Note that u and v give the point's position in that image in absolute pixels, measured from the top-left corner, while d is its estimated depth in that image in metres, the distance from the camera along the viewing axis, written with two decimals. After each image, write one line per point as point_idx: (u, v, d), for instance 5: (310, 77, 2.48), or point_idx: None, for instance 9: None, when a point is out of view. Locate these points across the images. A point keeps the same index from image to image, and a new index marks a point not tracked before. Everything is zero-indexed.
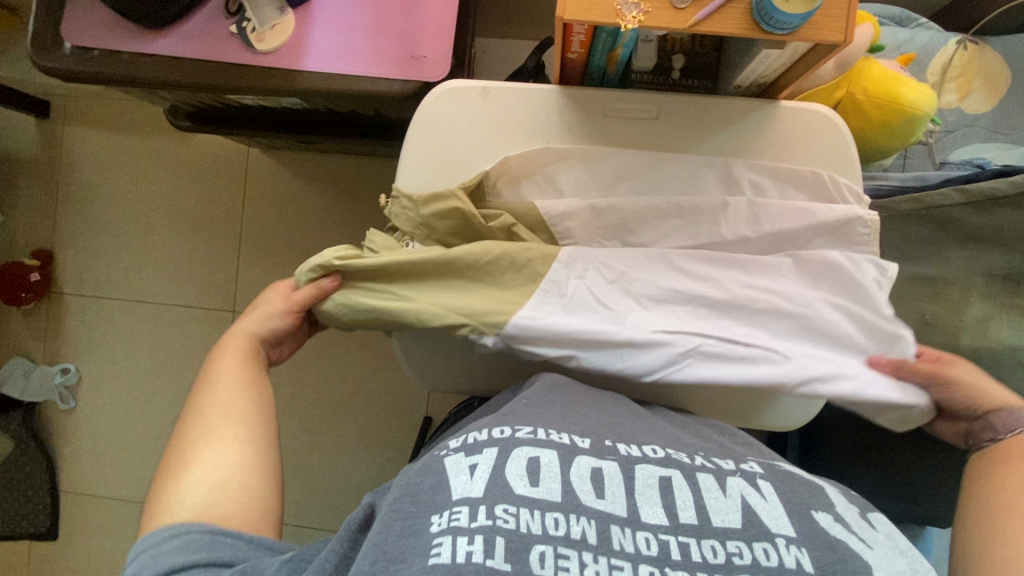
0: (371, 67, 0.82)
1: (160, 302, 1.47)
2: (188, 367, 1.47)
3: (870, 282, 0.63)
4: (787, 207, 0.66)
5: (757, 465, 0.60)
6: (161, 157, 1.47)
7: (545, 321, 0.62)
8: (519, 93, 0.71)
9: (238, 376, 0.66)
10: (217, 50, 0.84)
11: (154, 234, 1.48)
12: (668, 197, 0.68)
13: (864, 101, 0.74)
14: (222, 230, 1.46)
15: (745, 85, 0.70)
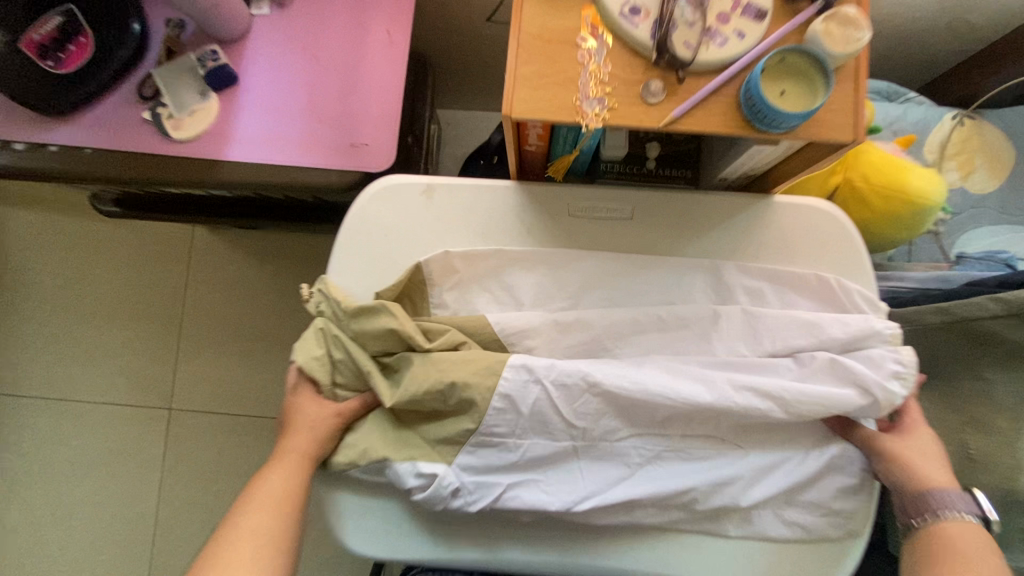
0: (302, 155, 0.71)
1: (88, 401, 1.30)
2: (117, 476, 1.27)
3: (879, 382, 0.53)
4: (789, 319, 0.56)
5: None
6: (97, 238, 1.33)
7: (495, 455, 0.55)
8: (470, 187, 0.61)
9: (279, 499, 0.55)
10: (127, 138, 0.73)
11: (84, 322, 1.32)
12: (649, 307, 0.57)
13: (864, 189, 0.64)
14: (161, 317, 1.31)
15: (732, 177, 0.60)
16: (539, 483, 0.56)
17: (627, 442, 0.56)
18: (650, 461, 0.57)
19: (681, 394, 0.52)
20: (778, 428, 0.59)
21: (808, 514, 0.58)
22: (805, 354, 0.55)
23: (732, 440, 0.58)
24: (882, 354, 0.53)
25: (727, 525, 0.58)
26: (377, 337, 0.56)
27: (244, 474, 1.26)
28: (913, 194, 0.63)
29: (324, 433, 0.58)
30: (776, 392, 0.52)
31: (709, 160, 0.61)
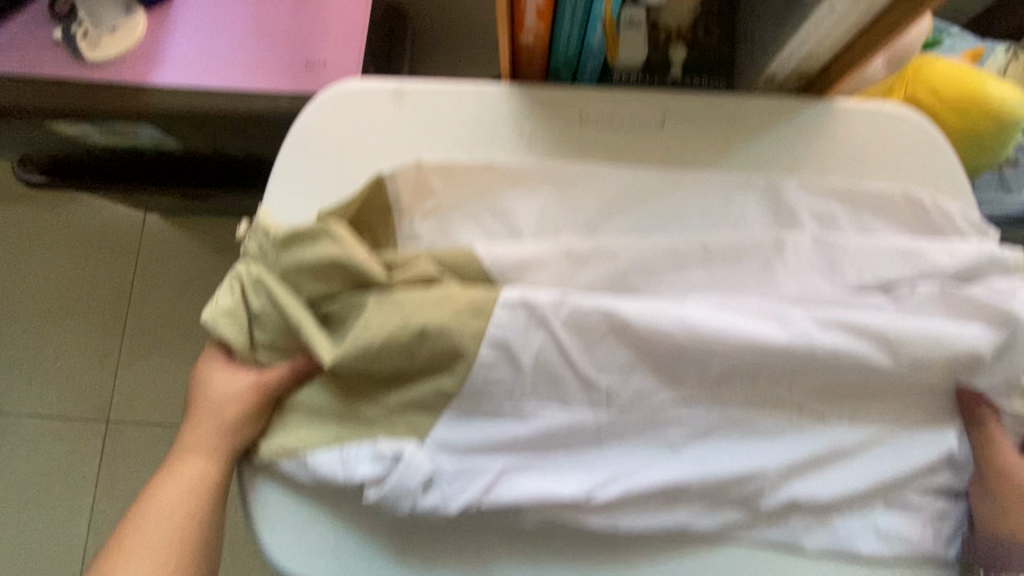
0: (251, 78, 0.58)
1: (9, 414, 1.10)
2: (40, 505, 1.07)
3: (1015, 317, 0.40)
4: (880, 246, 0.43)
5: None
6: (31, 228, 1.17)
7: (483, 431, 0.40)
8: (451, 90, 0.48)
9: (179, 518, 0.42)
10: (34, 64, 0.58)
11: (12, 323, 1.14)
12: (689, 235, 0.44)
13: (931, 107, 0.52)
14: (105, 316, 1.14)
15: (779, 76, 0.47)
16: (543, 467, 0.41)
17: (668, 411, 0.41)
18: (698, 438, 0.42)
19: (749, 333, 0.39)
20: (877, 394, 0.43)
21: (906, 521, 0.44)
22: (903, 287, 0.42)
23: (811, 410, 0.43)
24: (1008, 285, 0.41)
25: (801, 528, 0.44)
26: (317, 268, 0.42)
27: None
28: (992, 112, 0.51)
29: (235, 423, 0.43)
30: (876, 329, 0.40)
31: (748, 62, 0.49)
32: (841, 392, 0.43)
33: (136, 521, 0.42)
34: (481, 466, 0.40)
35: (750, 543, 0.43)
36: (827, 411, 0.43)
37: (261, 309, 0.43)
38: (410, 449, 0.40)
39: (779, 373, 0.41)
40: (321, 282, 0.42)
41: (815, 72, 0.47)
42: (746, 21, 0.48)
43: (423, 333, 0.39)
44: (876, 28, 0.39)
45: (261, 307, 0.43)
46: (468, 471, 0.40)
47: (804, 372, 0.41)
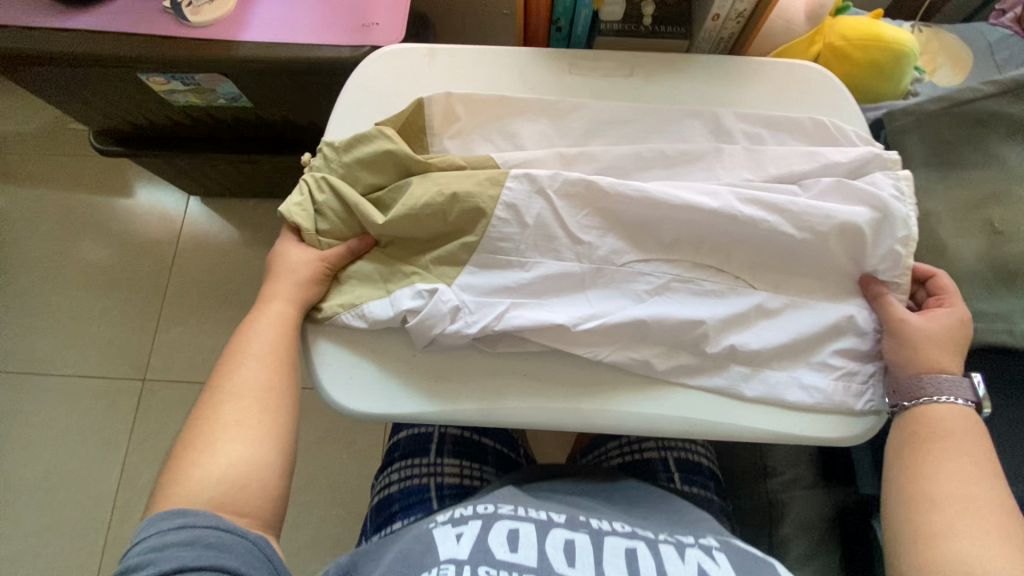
0: (319, 35, 0.74)
1: (51, 373, 1.20)
2: (74, 456, 1.14)
3: (888, 196, 0.53)
4: (791, 151, 0.57)
5: (713, 540, 0.51)
6: (85, 211, 1.31)
7: (496, 279, 0.53)
8: (474, 52, 0.63)
9: (271, 347, 0.51)
10: (148, 24, 0.74)
11: (60, 293, 1.25)
12: (652, 144, 0.58)
13: (844, 46, 0.68)
14: (147, 286, 1.26)
15: (723, 16, 0.63)
16: (541, 304, 0.53)
17: (635, 267, 0.54)
18: (659, 291, 0.54)
19: (698, 202, 0.53)
20: (797, 268, 0.55)
21: (823, 375, 0.53)
22: (809, 180, 0.56)
23: (745, 278, 0.55)
24: (881, 176, 0.55)
25: (741, 377, 0.53)
26: (371, 162, 0.56)
27: None
28: (886, 44, 0.68)
29: (309, 278, 0.54)
30: (784, 206, 0.53)
31: (699, 12, 0.66)
32: (766, 261, 0.55)
33: (238, 352, 0.51)
34: (495, 302, 0.52)
35: (710, 389, 0.53)
36: (755, 280, 0.55)
37: (325, 200, 0.57)
38: (442, 288, 0.52)
39: (719, 241, 0.54)
40: (373, 175, 0.56)
41: (748, 14, 0.63)
42: None
43: (455, 197, 0.52)
44: None
45: (325, 198, 0.57)
46: (483, 305, 0.52)
47: (740, 240, 0.54)
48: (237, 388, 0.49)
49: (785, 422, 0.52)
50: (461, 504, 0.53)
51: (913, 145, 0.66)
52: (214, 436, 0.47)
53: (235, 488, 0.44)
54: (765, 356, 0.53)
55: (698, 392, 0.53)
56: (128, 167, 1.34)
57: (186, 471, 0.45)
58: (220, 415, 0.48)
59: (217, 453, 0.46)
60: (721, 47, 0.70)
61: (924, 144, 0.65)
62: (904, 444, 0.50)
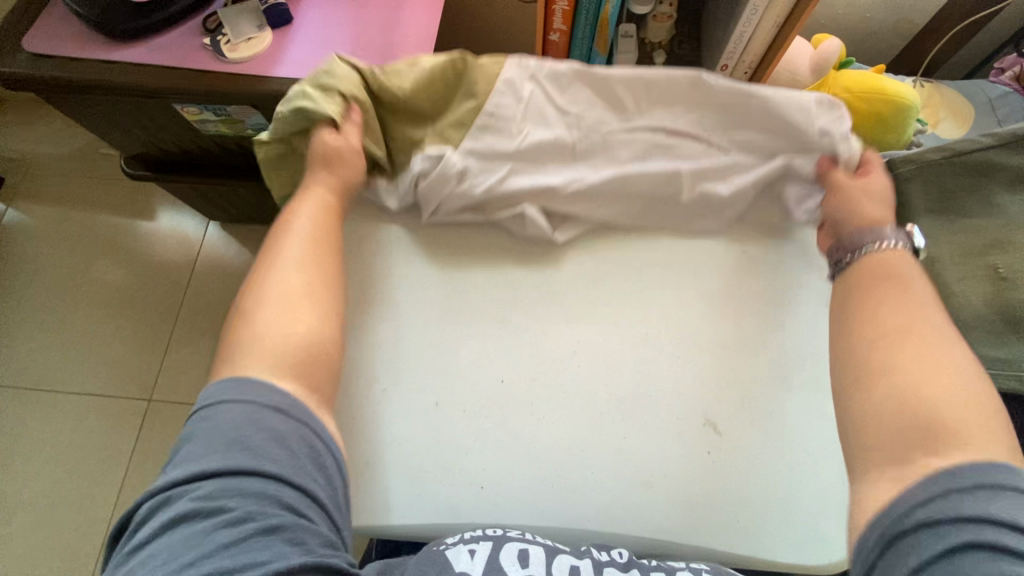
0: None
1: (59, 391, 1.21)
2: (72, 474, 1.14)
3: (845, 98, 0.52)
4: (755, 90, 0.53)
5: (703, 565, 0.45)
6: (107, 231, 1.35)
7: (489, 143, 0.54)
8: None
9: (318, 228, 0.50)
10: (186, 59, 0.78)
11: (76, 309, 1.29)
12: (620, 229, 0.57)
13: (849, 98, 0.70)
14: (160, 305, 1.29)
15: (732, 64, 0.67)
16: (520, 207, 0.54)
17: (620, 137, 0.55)
18: (641, 159, 0.55)
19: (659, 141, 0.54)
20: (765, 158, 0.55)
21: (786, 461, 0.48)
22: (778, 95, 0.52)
23: (725, 145, 0.55)
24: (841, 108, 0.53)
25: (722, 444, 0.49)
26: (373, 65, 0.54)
27: None
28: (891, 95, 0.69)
29: (338, 163, 0.52)
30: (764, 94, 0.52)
31: (709, 61, 0.70)
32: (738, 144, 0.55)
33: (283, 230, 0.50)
34: (482, 170, 0.54)
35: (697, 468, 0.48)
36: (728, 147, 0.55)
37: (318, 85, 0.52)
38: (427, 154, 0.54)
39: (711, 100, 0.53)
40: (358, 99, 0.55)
41: (757, 64, 0.67)
42: (709, 37, 0.71)
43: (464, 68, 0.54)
44: (789, 22, 0.62)
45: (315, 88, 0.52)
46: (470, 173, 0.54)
47: (724, 110, 0.54)
48: (284, 269, 0.47)
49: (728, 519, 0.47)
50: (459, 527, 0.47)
51: (919, 193, 0.58)
52: (267, 307, 0.45)
53: (291, 363, 0.43)
54: (750, 445, 0.48)
55: (691, 478, 0.47)
56: (153, 193, 1.38)
57: (244, 338, 0.44)
58: (268, 288, 0.46)
59: (270, 324, 0.44)
60: None
61: (926, 192, 0.58)
62: (853, 379, 0.43)
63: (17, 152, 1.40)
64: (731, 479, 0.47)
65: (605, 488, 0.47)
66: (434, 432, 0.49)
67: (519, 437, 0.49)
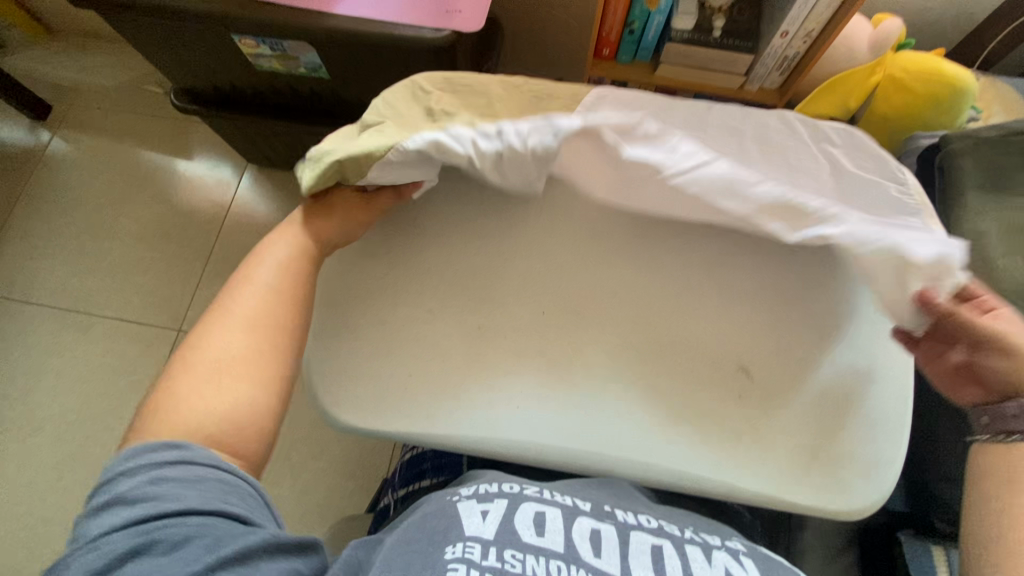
0: (403, 15, 0.78)
1: (92, 314, 1.24)
2: (98, 395, 1.17)
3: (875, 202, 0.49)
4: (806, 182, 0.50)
5: (741, 544, 0.45)
6: (147, 165, 1.38)
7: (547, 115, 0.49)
8: None
9: (288, 260, 0.50)
10: None
11: (111, 238, 1.32)
12: None
13: (904, 78, 0.70)
14: (193, 241, 1.31)
15: (791, 33, 0.67)
16: None
17: (686, 153, 0.48)
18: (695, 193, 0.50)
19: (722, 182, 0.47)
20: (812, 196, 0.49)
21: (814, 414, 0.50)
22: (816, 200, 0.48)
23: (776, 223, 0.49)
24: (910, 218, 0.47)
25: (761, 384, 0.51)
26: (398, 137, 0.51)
27: None
28: (946, 78, 0.69)
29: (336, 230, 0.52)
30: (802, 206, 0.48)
31: (768, 29, 0.70)
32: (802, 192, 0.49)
33: (247, 271, 0.49)
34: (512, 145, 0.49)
35: (723, 399, 0.50)
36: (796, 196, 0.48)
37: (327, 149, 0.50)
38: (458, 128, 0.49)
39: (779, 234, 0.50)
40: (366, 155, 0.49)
41: (816, 34, 0.67)
42: (770, 4, 0.70)
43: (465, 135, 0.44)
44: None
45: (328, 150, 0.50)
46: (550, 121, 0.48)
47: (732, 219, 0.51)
48: (235, 329, 0.45)
49: (778, 480, 0.48)
50: (479, 480, 0.48)
51: (970, 169, 0.59)
52: (218, 368, 0.44)
53: (217, 423, 0.41)
54: (785, 396, 0.50)
55: (723, 418, 0.49)
56: (193, 132, 1.40)
57: (171, 399, 0.42)
58: (214, 343, 0.45)
59: (196, 391, 0.42)
60: (782, 69, 0.73)
61: (978, 169, 0.59)
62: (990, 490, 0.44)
63: (67, 80, 1.43)
64: (764, 424, 0.49)
65: (636, 416, 0.49)
66: (477, 351, 0.51)
67: (555, 364, 0.51)
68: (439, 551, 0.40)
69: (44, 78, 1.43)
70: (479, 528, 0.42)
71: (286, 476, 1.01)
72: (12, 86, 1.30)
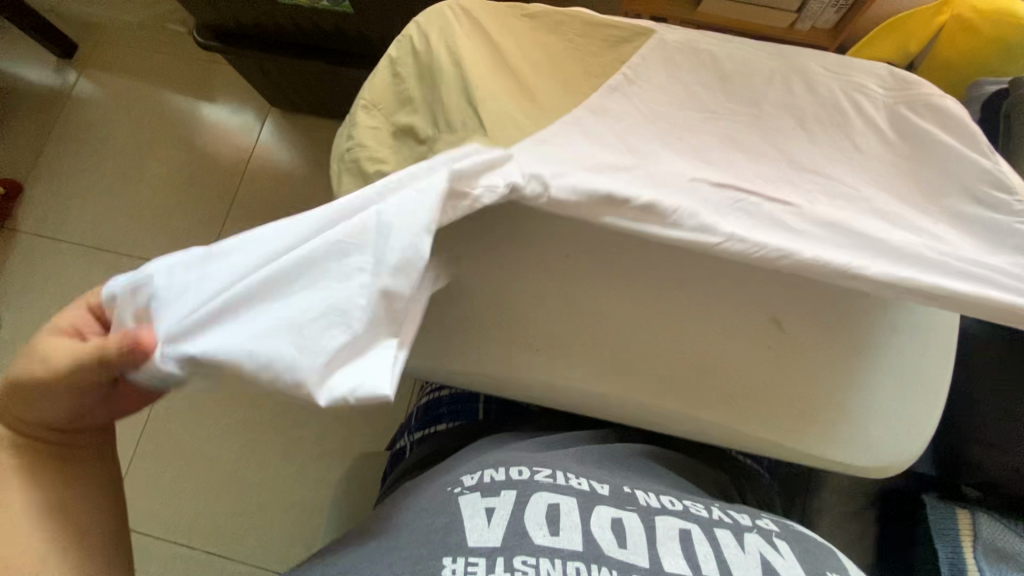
0: None
1: (122, 254, 1.27)
2: None
3: (975, 209, 0.46)
4: (873, 193, 0.48)
5: (769, 523, 0.42)
6: (171, 107, 1.37)
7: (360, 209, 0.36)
8: None
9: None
10: None
11: (139, 180, 1.32)
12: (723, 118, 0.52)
13: (974, 20, 0.64)
14: (217, 185, 1.30)
15: None
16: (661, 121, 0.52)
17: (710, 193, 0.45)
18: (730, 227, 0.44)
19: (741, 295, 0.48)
20: (883, 220, 0.46)
21: (861, 357, 0.48)
22: (890, 221, 0.46)
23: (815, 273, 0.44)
24: (1007, 219, 0.45)
25: (798, 331, 0.48)
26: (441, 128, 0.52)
27: None
28: None
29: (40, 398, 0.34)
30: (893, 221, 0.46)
31: None
32: (872, 201, 0.47)
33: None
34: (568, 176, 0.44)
35: (750, 354, 0.48)
36: (862, 216, 0.46)
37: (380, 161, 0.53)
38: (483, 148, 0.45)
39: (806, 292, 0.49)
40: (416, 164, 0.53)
41: None
42: None
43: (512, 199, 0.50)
44: None
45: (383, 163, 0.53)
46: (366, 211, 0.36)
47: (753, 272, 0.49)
48: None
49: (806, 429, 0.47)
50: (481, 466, 0.44)
51: None
52: None
53: None
54: (836, 341, 0.48)
55: (774, 350, 0.48)
56: (216, 74, 1.38)
57: None
58: None
59: None
60: (838, 6, 0.67)
61: None
62: None
63: (91, 18, 1.41)
64: (801, 369, 0.48)
65: (665, 363, 0.48)
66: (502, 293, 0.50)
67: (580, 310, 0.49)
68: (435, 560, 0.34)
69: (69, 16, 1.42)
70: (483, 527, 0.36)
71: (310, 418, 1.03)
72: (37, 23, 1.29)
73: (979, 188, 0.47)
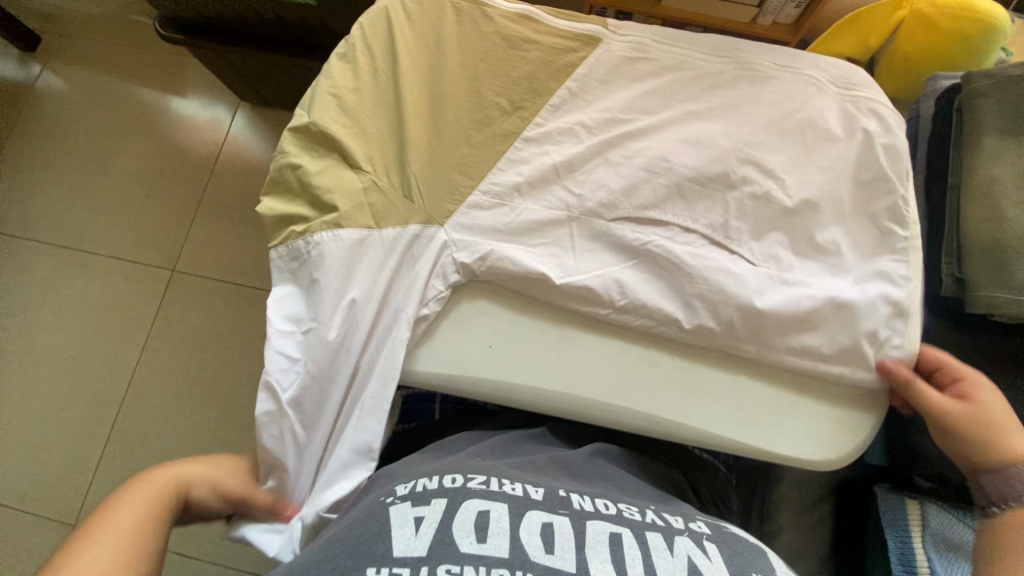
0: None
1: (88, 252, 1.24)
2: (95, 334, 1.18)
3: (872, 247, 0.51)
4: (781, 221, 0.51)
5: (704, 526, 0.42)
6: (138, 101, 1.34)
7: (354, 308, 0.49)
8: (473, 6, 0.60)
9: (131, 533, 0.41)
10: None
11: (105, 176, 1.29)
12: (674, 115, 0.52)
13: (931, 14, 0.64)
14: (186, 181, 1.28)
15: None
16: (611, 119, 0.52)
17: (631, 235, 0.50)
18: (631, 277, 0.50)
19: (660, 309, 0.49)
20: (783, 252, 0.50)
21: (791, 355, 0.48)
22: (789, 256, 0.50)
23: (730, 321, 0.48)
24: (893, 263, 0.50)
25: (739, 328, 0.49)
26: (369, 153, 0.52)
27: (231, 347, 1.17)
28: (978, 14, 0.63)
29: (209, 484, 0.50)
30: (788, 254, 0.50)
31: None
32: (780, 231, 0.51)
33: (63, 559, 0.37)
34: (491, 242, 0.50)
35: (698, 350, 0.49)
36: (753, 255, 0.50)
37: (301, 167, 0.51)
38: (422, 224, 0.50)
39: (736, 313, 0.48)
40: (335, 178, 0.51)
41: None
42: None
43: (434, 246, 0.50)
44: None
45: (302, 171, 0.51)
46: (353, 309, 0.49)
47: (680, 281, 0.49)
48: None
49: (736, 423, 0.47)
50: (416, 474, 0.43)
51: (992, 111, 0.56)
52: None
53: None
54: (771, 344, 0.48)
55: (704, 356, 0.49)
56: (184, 67, 1.35)
57: None
58: None
59: None
60: (798, 1, 0.67)
61: (1000, 111, 0.56)
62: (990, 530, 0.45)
63: (54, 9, 1.37)
64: (731, 369, 0.49)
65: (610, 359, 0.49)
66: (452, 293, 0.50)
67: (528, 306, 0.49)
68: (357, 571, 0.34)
69: (31, 7, 1.37)
70: (408, 537, 0.36)
71: None
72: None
73: (879, 224, 0.51)
